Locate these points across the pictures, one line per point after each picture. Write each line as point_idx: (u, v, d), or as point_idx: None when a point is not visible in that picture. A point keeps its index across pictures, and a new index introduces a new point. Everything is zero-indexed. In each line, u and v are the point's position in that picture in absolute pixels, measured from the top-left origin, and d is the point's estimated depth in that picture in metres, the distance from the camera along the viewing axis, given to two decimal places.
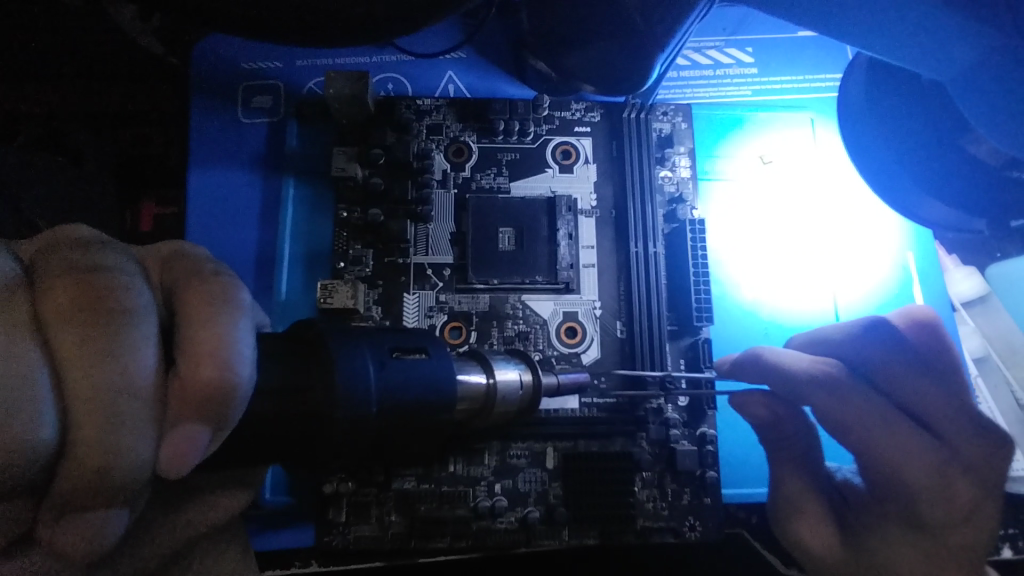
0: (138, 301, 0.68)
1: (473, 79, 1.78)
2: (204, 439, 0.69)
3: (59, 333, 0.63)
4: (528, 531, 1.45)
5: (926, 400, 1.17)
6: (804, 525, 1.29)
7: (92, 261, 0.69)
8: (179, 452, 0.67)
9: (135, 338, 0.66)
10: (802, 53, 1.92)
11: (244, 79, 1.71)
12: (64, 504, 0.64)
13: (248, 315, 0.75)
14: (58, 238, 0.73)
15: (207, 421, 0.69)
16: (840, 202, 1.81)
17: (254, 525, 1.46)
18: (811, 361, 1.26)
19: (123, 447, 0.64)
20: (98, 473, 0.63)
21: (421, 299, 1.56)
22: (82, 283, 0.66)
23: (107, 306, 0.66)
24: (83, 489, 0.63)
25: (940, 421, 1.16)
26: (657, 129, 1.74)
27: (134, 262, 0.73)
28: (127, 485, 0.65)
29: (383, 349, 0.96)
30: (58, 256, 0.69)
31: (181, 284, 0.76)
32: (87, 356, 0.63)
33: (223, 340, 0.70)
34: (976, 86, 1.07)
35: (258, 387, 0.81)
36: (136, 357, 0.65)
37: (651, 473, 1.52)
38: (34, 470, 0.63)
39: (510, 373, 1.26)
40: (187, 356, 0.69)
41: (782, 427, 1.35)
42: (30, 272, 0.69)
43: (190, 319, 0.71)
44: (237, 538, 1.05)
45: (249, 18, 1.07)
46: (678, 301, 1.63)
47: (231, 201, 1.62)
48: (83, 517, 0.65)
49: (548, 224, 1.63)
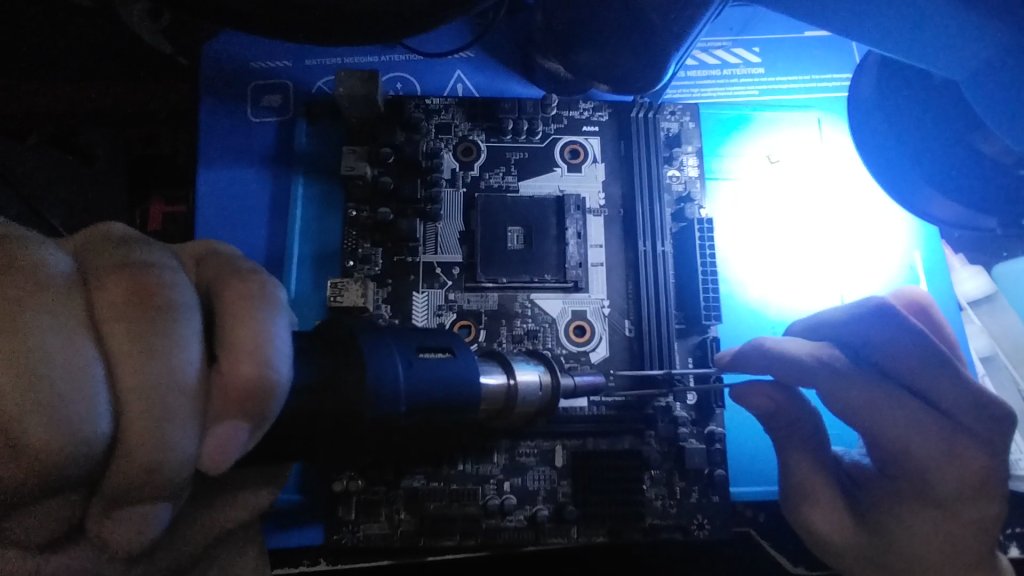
0: (183, 298, 0.67)
1: (481, 79, 1.79)
2: (244, 435, 0.69)
3: (110, 329, 0.62)
4: (537, 530, 1.45)
5: (930, 378, 1.20)
6: (816, 513, 1.31)
7: (137, 258, 0.68)
8: (220, 446, 0.68)
9: (182, 335, 0.65)
10: (809, 54, 1.93)
11: (253, 78, 1.71)
12: (113, 498, 0.64)
13: (285, 313, 0.75)
14: (97, 236, 0.71)
15: (247, 417, 0.69)
16: (846, 202, 1.82)
17: (266, 522, 1.46)
18: (810, 348, 1.28)
19: (171, 442, 0.63)
20: (149, 468, 0.63)
21: (430, 298, 1.57)
22: (130, 278, 0.65)
23: (155, 302, 0.65)
24: (134, 484, 0.64)
25: (945, 397, 1.18)
26: (664, 128, 1.74)
27: (175, 260, 0.72)
28: (174, 480, 0.65)
29: (408, 347, 0.95)
30: (104, 253, 0.68)
31: (220, 281, 0.75)
32: (137, 353, 0.62)
33: (262, 338, 0.70)
34: (985, 87, 1.07)
35: (295, 384, 0.80)
36: (182, 354, 0.65)
37: (660, 471, 1.52)
38: (86, 466, 0.61)
39: (529, 373, 1.26)
40: (228, 353, 0.68)
41: (784, 414, 1.36)
42: (80, 267, 0.66)
43: (229, 315, 0.70)
44: (250, 535, 1.06)
45: (262, 16, 1.08)
46: (686, 301, 1.64)
47: (243, 200, 1.63)
48: (131, 512, 0.66)
49: (557, 223, 1.64)
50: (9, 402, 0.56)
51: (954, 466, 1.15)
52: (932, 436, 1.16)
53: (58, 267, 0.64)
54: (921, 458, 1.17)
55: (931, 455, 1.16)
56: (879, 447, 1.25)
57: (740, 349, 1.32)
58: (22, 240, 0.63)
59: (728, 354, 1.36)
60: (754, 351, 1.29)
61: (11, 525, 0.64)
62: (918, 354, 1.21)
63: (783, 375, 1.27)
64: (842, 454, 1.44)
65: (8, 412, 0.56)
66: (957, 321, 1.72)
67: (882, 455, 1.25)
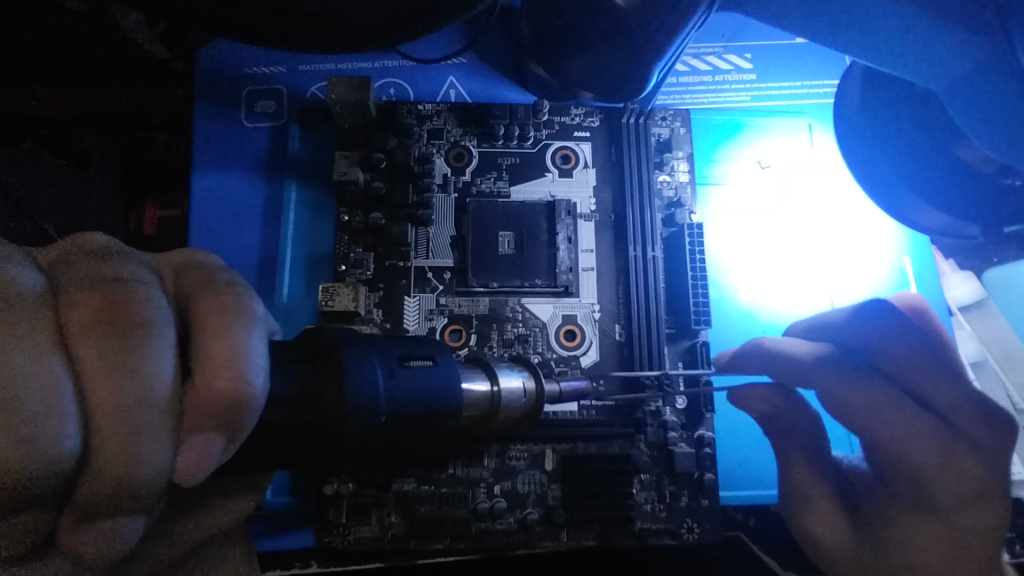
0: (157, 314, 0.68)
1: (474, 84, 1.80)
2: (219, 448, 0.70)
3: (83, 347, 0.63)
4: (527, 533, 1.46)
5: (928, 380, 1.15)
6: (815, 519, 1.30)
7: (111, 274, 0.68)
8: (194, 461, 0.68)
9: (154, 351, 0.66)
10: (802, 59, 1.93)
11: (247, 83, 1.72)
12: (87, 512, 0.65)
13: (261, 326, 0.75)
14: (76, 248, 0.71)
15: (222, 430, 0.70)
16: (835, 207, 1.83)
17: (256, 525, 1.47)
18: (811, 347, 1.29)
19: (143, 456, 0.64)
20: (121, 483, 0.64)
21: (422, 302, 1.58)
22: (103, 295, 0.66)
23: (127, 319, 0.65)
24: (106, 498, 0.64)
25: (946, 404, 1.14)
26: (655, 134, 1.76)
27: (152, 274, 0.72)
28: (147, 494, 0.66)
29: (390, 357, 0.97)
30: (78, 267, 0.68)
31: (195, 295, 0.75)
32: (109, 370, 0.63)
33: (237, 352, 0.70)
34: (967, 95, 1.08)
35: (272, 395, 0.81)
36: (155, 369, 0.65)
37: (649, 476, 1.53)
38: (59, 480, 0.62)
39: (514, 380, 1.27)
40: (202, 367, 0.69)
41: (784, 417, 1.41)
42: (53, 283, 0.67)
43: (204, 330, 0.71)
44: (236, 540, 1.06)
45: (257, 24, 1.09)
46: (676, 305, 1.64)
47: (235, 205, 1.64)
48: (104, 525, 0.66)
49: (547, 228, 1.65)
50: None
51: (945, 470, 1.11)
52: (928, 447, 1.12)
53: (29, 284, 0.65)
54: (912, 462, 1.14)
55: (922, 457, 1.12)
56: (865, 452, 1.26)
57: (742, 350, 1.38)
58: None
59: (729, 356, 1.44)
60: (754, 351, 1.34)
61: None
62: (919, 358, 1.17)
63: (781, 374, 1.30)
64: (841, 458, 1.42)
65: None
66: (948, 326, 1.73)
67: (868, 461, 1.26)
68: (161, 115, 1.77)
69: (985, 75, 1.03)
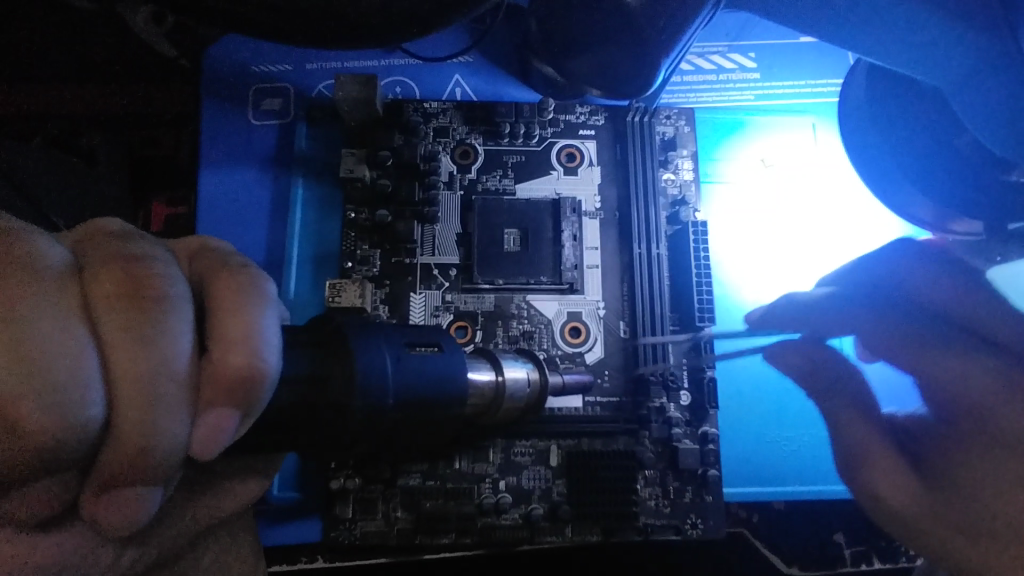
0: (176, 289, 0.69)
1: (479, 83, 1.81)
2: (234, 423, 0.71)
3: (105, 317, 0.63)
4: (532, 528, 1.47)
5: (954, 311, 0.92)
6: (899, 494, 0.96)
7: (131, 251, 0.69)
8: (210, 434, 0.69)
9: (174, 324, 0.66)
10: (806, 59, 1.94)
11: (254, 81, 1.73)
12: (108, 480, 0.66)
13: (274, 305, 0.76)
14: (93, 232, 0.73)
15: (236, 405, 0.71)
16: (836, 205, 1.84)
17: (263, 519, 1.48)
18: (814, 295, 1.18)
19: (163, 428, 0.65)
20: (142, 453, 0.64)
21: (427, 299, 1.59)
22: (125, 269, 0.67)
23: (147, 293, 0.66)
24: (126, 468, 0.65)
25: (1011, 335, 0.87)
26: (660, 131, 1.76)
27: (167, 253, 0.74)
28: (165, 465, 0.67)
29: (398, 342, 0.97)
30: (99, 245, 0.69)
31: (209, 275, 0.76)
32: (130, 340, 0.63)
33: (251, 330, 0.72)
34: (968, 92, 1.10)
35: (283, 374, 0.81)
36: (174, 342, 0.66)
37: (654, 471, 1.54)
38: (81, 450, 0.63)
39: (518, 371, 1.29)
40: (218, 343, 0.70)
41: (822, 373, 1.09)
42: (77, 258, 0.67)
43: (220, 307, 0.72)
44: (245, 533, 1.07)
45: (267, 22, 1.10)
46: (680, 302, 1.65)
47: (242, 200, 1.65)
48: (125, 493, 0.67)
49: (553, 225, 1.66)
50: (6, 383, 0.58)
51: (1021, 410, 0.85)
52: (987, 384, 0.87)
53: (55, 257, 0.65)
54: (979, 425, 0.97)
55: (983, 394, 0.87)
56: None
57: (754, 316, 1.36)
58: (16, 230, 0.64)
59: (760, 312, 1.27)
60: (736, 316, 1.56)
61: (7, 498, 0.65)
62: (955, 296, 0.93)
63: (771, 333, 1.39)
64: None
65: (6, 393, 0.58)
66: None
67: None
68: (167, 114, 1.75)
69: (985, 72, 1.05)
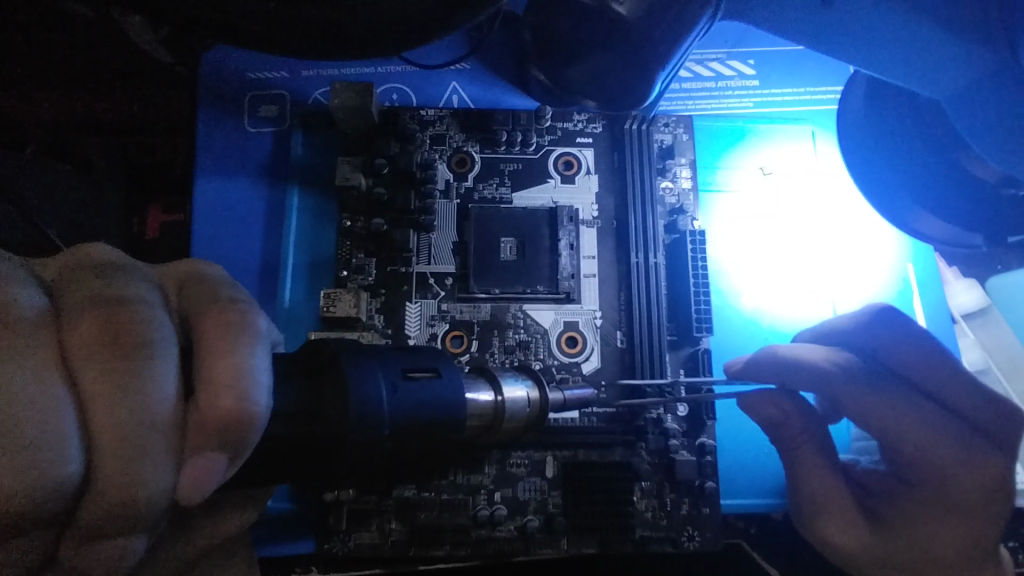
0: (160, 334, 0.68)
1: (476, 90, 1.80)
2: (222, 467, 0.69)
3: (84, 369, 0.63)
4: (527, 540, 1.46)
5: (935, 375, 1.28)
6: (833, 526, 1.30)
7: (113, 293, 0.68)
8: (197, 478, 0.68)
9: (157, 371, 0.66)
10: (805, 66, 1.93)
11: (250, 89, 1.73)
12: (88, 534, 0.64)
13: (264, 342, 0.74)
14: (79, 260, 0.72)
15: (224, 449, 0.69)
16: (837, 216, 1.82)
17: (257, 531, 1.47)
18: (823, 354, 1.33)
19: (146, 477, 0.64)
20: (121, 504, 0.63)
21: (423, 308, 1.58)
22: (105, 316, 0.66)
23: (128, 339, 0.65)
24: (107, 519, 0.63)
25: (942, 389, 1.28)
26: (658, 139, 1.75)
27: (155, 291, 0.73)
28: (149, 514, 0.65)
29: (394, 369, 0.96)
30: (78, 284, 0.68)
31: (199, 311, 0.75)
32: (109, 390, 0.63)
33: (240, 370, 0.70)
34: (967, 107, 1.12)
35: (274, 410, 0.81)
36: (157, 388, 0.65)
37: (650, 482, 1.52)
38: (59, 504, 0.62)
39: (518, 392, 1.27)
40: (206, 386, 0.68)
41: (791, 425, 1.36)
42: (56, 303, 0.67)
43: (207, 349, 0.70)
44: (235, 546, 1.06)
45: (259, 31, 1.09)
46: (678, 312, 1.64)
47: (238, 210, 1.64)
48: (103, 546, 0.65)
49: (550, 234, 1.65)
50: None
51: (974, 473, 1.21)
52: (950, 442, 1.23)
53: (31, 305, 0.65)
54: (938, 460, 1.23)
55: (951, 461, 1.22)
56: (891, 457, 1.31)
57: (752, 357, 1.37)
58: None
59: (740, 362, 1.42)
60: (768, 358, 1.34)
61: None
62: (924, 358, 1.29)
63: (795, 383, 1.31)
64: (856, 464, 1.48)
65: None
66: (946, 327, 1.73)
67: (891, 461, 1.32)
68: (161, 122, 1.75)
69: (989, 87, 1.05)
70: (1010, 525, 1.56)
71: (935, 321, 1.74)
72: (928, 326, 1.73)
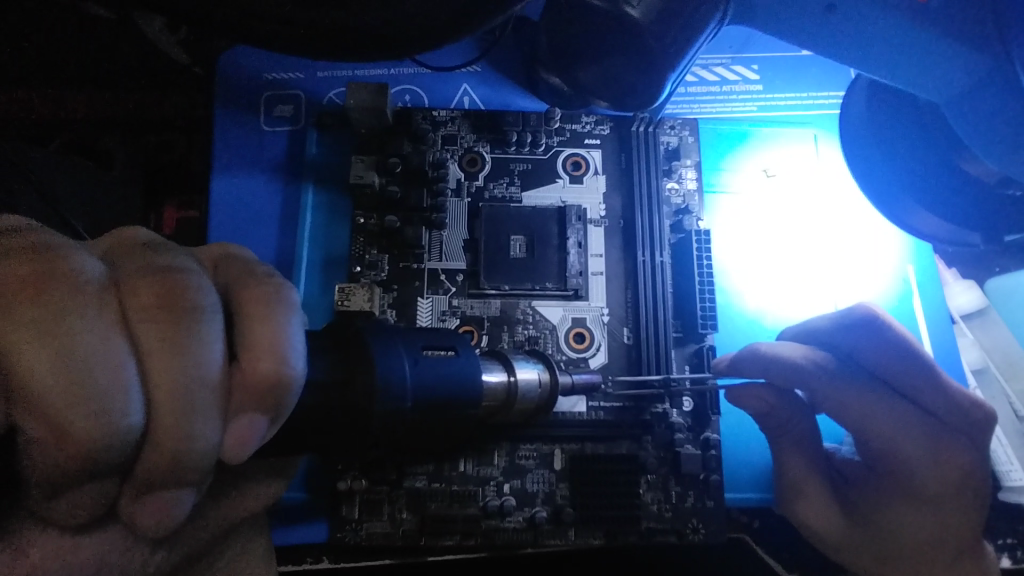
0: (207, 301, 0.71)
1: (487, 92, 1.85)
2: (263, 427, 0.73)
3: (142, 328, 0.66)
4: (535, 531, 1.49)
5: (909, 375, 1.38)
6: (813, 513, 1.42)
7: (162, 263, 0.72)
8: (240, 438, 0.71)
9: (206, 334, 0.69)
10: (807, 71, 1.98)
11: (266, 89, 1.77)
12: (146, 483, 0.69)
13: (299, 314, 0.78)
14: (125, 242, 0.76)
15: (265, 410, 0.73)
16: (835, 217, 1.86)
17: (273, 519, 1.50)
18: (802, 352, 1.44)
19: (197, 433, 0.68)
20: (177, 455, 0.67)
21: (434, 303, 1.61)
22: (160, 281, 0.69)
23: (180, 304, 0.69)
24: (163, 469, 0.68)
25: (916, 387, 1.37)
26: (664, 141, 1.80)
27: (197, 263, 0.77)
28: (200, 466, 0.69)
29: (415, 346, 1.02)
30: (131, 256, 0.72)
31: (238, 284, 0.79)
32: (165, 350, 0.66)
33: (279, 336, 0.73)
34: (979, 103, 1.16)
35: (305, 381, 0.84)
36: (206, 350, 0.68)
37: (655, 475, 1.56)
38: (122, 453, 0.65)
39: (529, 372, 1.33)
40: (248, 351, 0.72)
41: (777, 414, 1.47)
42: (112, 272, 0.70)
43: (248, 316, 0.74)
44: (257, 528, 1.09)
45: (281, 35, 1.13)
46: (683, 309, 1.67)
47: (255, 206, 1.68)
48: (161, 496, 0.70)
49: (558, 232, 1.69)
50: (54, 397, 0.61)
51: (939, 469, 1.32)
52: (916, 434, 1.34)
53: (95, 272, 0.68)
54: (907, 455, 1.34)
55: (916, 458, 1.33)
56: (879, 453, 1.38)
57: (738, 356, 1.48)
58: (62, 247, 0.67)
59: (726, 360, 1.52)
60: (751, 356, 1.45)
61: (54, 504, 0.67)
62: (898, 357, 1.40)
63: (777, 378, 1.43)
64: (836, 451, 1.56)
65: (49, 401, 0.61)
66: (945, 327, 1.77)
67: (878, 455, 1.39)
68: (181, 118, 1.79)
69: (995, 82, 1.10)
70: (1005, 520, 1.59)
71: (938, 326, 1.77)
72: (929, 325, 1.77)
